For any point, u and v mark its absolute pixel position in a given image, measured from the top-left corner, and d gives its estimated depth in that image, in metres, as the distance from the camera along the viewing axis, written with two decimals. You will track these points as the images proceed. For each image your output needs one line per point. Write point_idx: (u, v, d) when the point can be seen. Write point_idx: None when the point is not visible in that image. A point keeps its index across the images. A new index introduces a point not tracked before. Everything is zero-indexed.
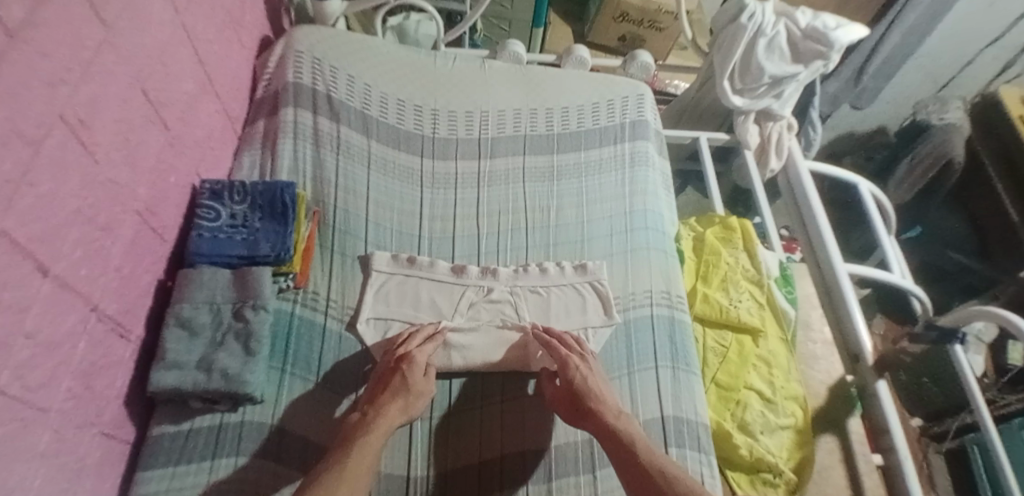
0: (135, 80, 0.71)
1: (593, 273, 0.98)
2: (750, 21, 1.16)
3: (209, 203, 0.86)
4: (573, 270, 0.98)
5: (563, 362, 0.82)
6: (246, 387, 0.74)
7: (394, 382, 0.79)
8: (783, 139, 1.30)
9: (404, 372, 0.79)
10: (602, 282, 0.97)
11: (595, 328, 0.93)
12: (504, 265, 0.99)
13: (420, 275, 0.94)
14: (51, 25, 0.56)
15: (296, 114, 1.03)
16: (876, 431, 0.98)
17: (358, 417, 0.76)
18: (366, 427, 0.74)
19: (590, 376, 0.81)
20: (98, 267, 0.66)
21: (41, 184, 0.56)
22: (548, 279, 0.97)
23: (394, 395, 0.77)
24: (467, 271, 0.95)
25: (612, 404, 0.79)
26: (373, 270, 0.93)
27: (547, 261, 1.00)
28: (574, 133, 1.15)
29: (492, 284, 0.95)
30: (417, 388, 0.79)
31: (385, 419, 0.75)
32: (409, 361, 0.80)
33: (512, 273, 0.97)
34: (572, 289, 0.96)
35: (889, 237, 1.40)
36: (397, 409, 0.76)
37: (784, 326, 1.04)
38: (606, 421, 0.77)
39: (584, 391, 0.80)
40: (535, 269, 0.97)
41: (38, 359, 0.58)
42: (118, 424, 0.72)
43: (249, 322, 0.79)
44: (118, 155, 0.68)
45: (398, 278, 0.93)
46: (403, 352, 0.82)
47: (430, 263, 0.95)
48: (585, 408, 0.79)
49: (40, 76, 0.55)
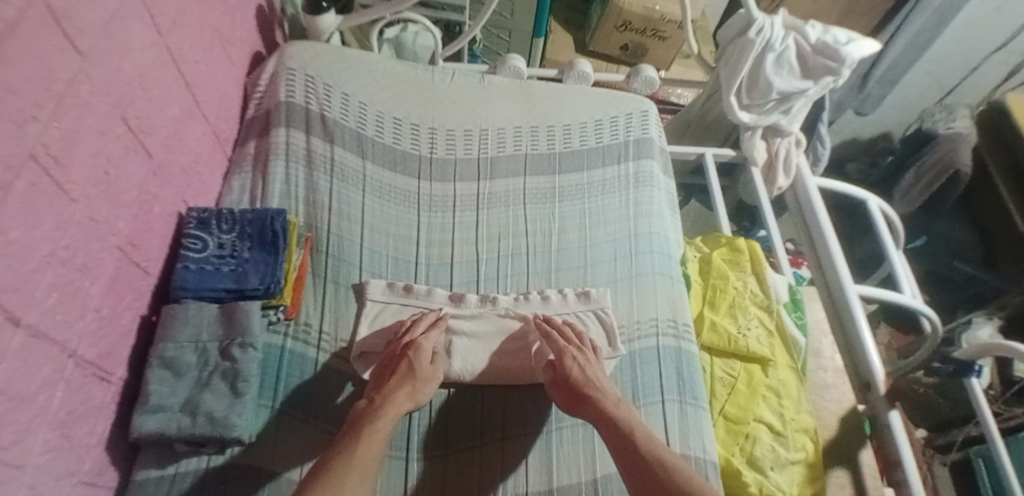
0: (114, 109, 0.67)
1: (597, 302, 0.93)
2: (759, 36, 1.12)
3: (196, 232, 0.83)
4: (576, 298, 0.93)
5: (560, 352, 0.82)
6: (233, 430, 0.71)
7: (401, 367, 0.78)
8: (791, 155, 1.26)
9: (410, 357, 0.79)
10: (606, 310, 0.93)
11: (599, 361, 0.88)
12: (503, 293, 0.96)
13: (417, 304, 0.90)
14: (19, 59, 0.52)
15: (288, 135, 0.99)
16: (887, 463, 0.94)
17: (365, 403, 0.75)
18: (372, 413, 0.72)
19: (587, 364, 0.81)
20: (74, 311, 0.62)
21: (10, 230, 0.52)
22: (550, 309, 0.93)
23: (400, 380, 0.77)
24: (465, 300, 0.91)
25: (612, 393, 0.78)
26: (368, 299, 0.88)
27: (549, 288, 0.97)
28: (577, 151, 1.11)
29: (492, 312, 0.91)
30: (424, 374, 0.78)
31: (393, 404, 0.74)
32: (415, 347, 0.80)
33: (514, 301, 0.92)
34: (575, 319, 0.92)
35: (899, 253, 1.36)
36: (404, 395, 0.75)
37: (794, 354, 1.01)
38: (605, 408, 0.76)
39: (583, 382, 0.78)
40: (536, 298, 0.93)
41: (11, 415, 0.54)
42: (100, 470, 0.69)
43: (236, 362, 0.76)
44: (96, 191, 0.65)
45: (394, 308, 0.89)
46: (409, 340, 0.82)
47: (427, 291, 0.91)
48: (584, 395, 0.77)
49: (7, 115, 0.51)
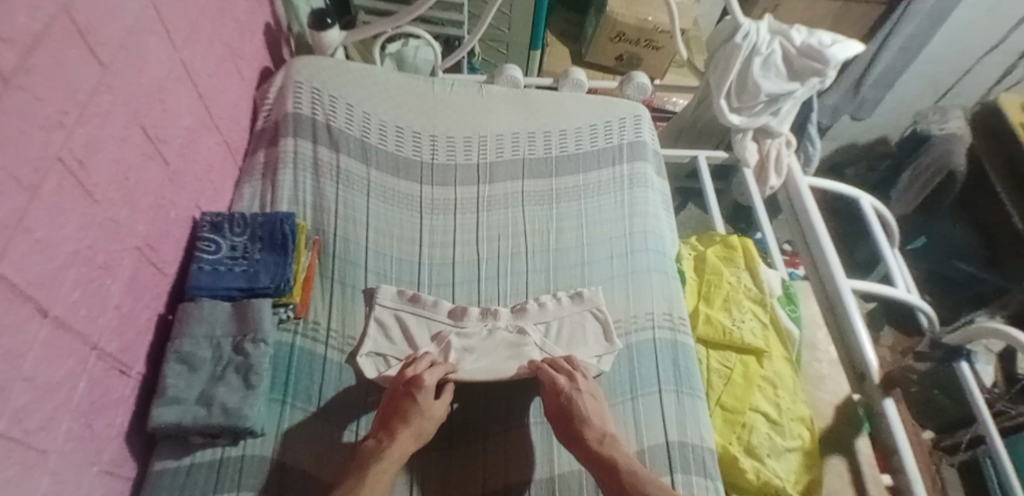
0: (133, 118, 0.72)
1: (591, 302, 0.97)
2: (745, 40, 1.17)
3: (210, 235, 0.87)
4: (571, 300, 0.97)
5: (553, 386, 0.82)
6: (246, 421, 0.74)
7: (408, 407, 0.77)
8: (782, 156, 1.30)
9: (415, 396, 0.78)
10: (601, 309, 0.96)
11: (600, 356, 0.92)
12: (505, 304, 0.98)
13: (422, 314, 0.93)
14: (45, 71, 0.57)
15: (296, 144, 1.04)
16: (885, 452, 0.96)
17: (373, 443, 0.75)
18: (380, 452, 0.73)
19: (575, 395, 0.81)
20: (96, 307, 0.66)
21: (38, 228, 0.56)
22: (548, 314, 0.96)
23: (406, 421, 0.76)
24: (467, 315, 0.94)
25: (597, 426, 0.78)
26: (377, 304, 0.92)
27: (547, 292, 1.00)
28: (572, 156, 1.15)
29: (493, 325, 0.93)
30: (432, 412, 0.78)
31: (400, 444, 0.74)
32: (419, 385, 0.79)
33: (514, 314, 0.95)
34: (570, 321, 0.95)
35: (892, 251, 1.38)
36: (407, 435, 0.75)
37: (789, 346, 1.04)
38: (593, 449, 0.76)
39: (571, 413, 0.79)
40: (534, 306, 0.96)
41: (37, 402, 0.58)
42: (120, 461, 0.72)
43: (249, 356, 0.79)
44: (116, 195, 0.69)
45: (401, 313, 0.93)
46: (412, 375, 0.81)
47: (433, 302, 0.94)
48: (572, 431, 0.78)
49: (35, 120, 0.55)
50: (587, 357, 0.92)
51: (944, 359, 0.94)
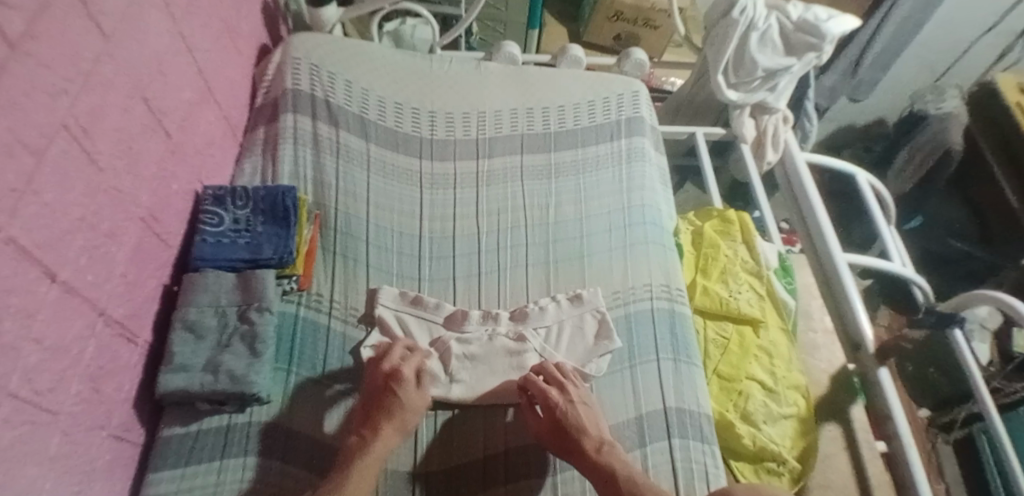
0: (134, 89, 0.72)
1: (590, 303, 0.95)
2: (742, 15, 1.17)
3: (212, 208, 0.88)
4: (569, 303, 0.95)
5: (544, 398, 0.81)
6: (252, 387, 0.76)
7: (389, 401, 0.77)
8: (779, 131, 1.31)
9: (396, 390, 0.78)
10: (600, 310, 0.94)
11: (597, 364, 0.90)
12: (504, 308, 0.96)
13: (423, 317, 0.92)
14: (50, 37, 0.57)
15: (295, 120, 1.05)
16: (879, 420, 0.97)
17: (356, 439, 0.74)
18: (363, 448, 0.73)
19: (569, 408, 0.80)
20: (102, 273, 0.67)
21: (45, 192, 0.57)
22: (547, 318, 0.93)
23: (390, 414, 0.76)
24: (468, 320, 0.92)
25: (594, 435, 0.79)
26: (378, 306, 0.90)
27: (546, 295, 0.98)
28: (571, 131, 1.16)
29: (494, 330, 0.92)
30: (413, 403, 0.78)
31: (383, 440, 0.74)
32: (398, 378, 0.79)
33: (514, 318, 0.94)
34: (570, 325, 0.93)
35: (888, 226, 1.38)
36: (391, 430, 0.75)
37: (785, 316, 1.05)
38: (593, 459, 0.76)
39: (566, 425, 0.79)
40: (534, 310, 0.94)
41: (46, 363, 0.59)
42: (128, 426, 0.74)
43: (254, 324, 0.81)
44: (120, 164, 0.70)
45: (402, 316, 0.91)
46: (391, 368, 0.80)
47: (435, 305, 0.93)
48: (570, 443, 0.78)
49: (41, 86, 0.56)
50: (581, 363, 0.90)
51: (936, 326, 0.96)
